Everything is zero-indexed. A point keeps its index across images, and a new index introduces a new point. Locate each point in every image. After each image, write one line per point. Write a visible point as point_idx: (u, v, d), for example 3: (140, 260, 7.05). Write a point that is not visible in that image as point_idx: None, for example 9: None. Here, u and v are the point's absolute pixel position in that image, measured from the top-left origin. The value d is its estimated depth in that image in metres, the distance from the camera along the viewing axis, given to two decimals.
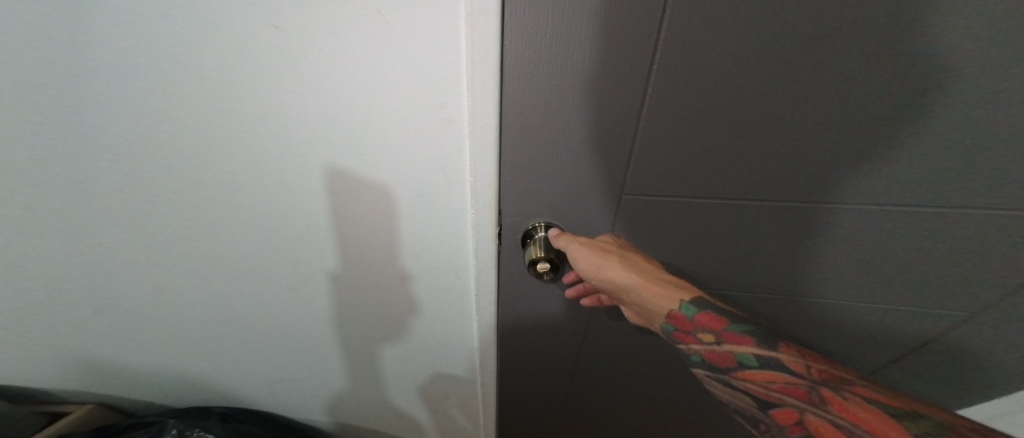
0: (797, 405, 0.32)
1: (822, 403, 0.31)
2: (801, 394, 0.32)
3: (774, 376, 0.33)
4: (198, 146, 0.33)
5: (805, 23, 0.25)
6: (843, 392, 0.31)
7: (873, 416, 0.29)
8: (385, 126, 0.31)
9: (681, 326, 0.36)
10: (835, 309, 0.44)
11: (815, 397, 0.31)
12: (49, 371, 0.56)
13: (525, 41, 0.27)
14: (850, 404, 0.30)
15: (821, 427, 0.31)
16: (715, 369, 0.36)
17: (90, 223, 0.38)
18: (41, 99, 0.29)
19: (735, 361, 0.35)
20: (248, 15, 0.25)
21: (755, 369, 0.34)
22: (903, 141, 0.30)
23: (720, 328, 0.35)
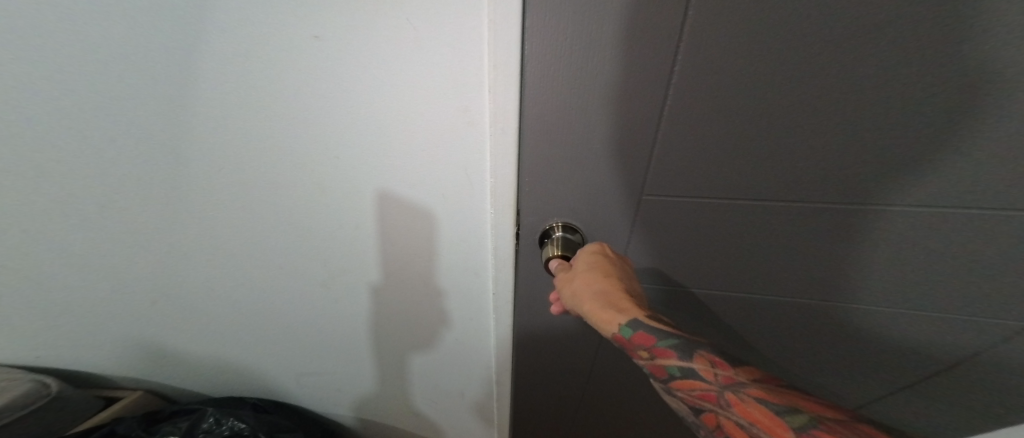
0: (712, 409, 0.30)
1: (729, 406, 0.29)
2: (713, 399, 0.30)
3: (692, 383, 0.31)
4: (240, 150, 0.35)
5: (833, 17, 0.25)
6: (743, 394, 0.29)
7: (771, 420, 0.27)
8: (411, 129, 0.33)
9: (621, 344, 0.33)
10: (877, 318, 0.41)
11: (724, 402, 0.29)
12: (108, 357, 0.61)
13: (545, 46, 0.27)
14: (748, 404, 0.28)
15: (732, 431, 0.29)
16: (654, 381, 0.33)
17: (145, 221, 0.41)
18: (111, 109, 0.33)
19: (666, 373, 0.32)
20: (292, 28, 0.28)
21: (681, 378, 0.31)
22: (944, 137, 0.29)
23: (650, 343, 0.32)
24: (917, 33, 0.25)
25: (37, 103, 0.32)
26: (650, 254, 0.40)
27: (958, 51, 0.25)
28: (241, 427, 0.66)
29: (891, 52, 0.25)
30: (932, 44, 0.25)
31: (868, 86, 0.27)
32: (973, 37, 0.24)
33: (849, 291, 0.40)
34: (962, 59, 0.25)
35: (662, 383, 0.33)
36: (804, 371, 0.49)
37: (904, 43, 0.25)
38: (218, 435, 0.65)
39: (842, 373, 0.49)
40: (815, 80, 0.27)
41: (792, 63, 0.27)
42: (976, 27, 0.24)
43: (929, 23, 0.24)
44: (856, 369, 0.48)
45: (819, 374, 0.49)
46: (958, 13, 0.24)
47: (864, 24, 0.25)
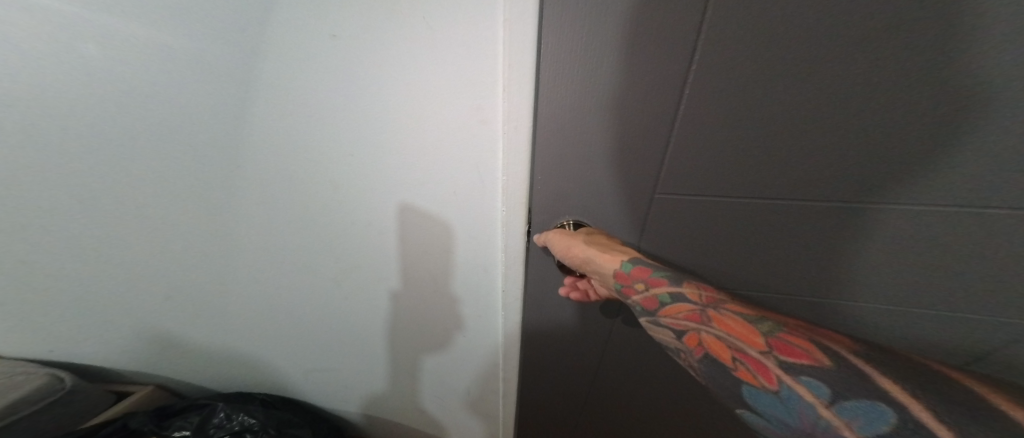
0: (695, 327, 0.33)
1: (710, 321, 0.33)
2: (697, 318, 0.33)
3: (680, 307, 0.34)
4: (256, 148, 0.36)
5: (844, 15, 0.25)
6: (722, 311, 0.33)
7: (746, 330, 0.31)
8: (425, 127, 0.33)
9: (623, 282, 0.36)
10: (894, 331, 0.40)
11: (707, 319, 0.33)
12: (119, 352, 0.62)
13: (560, 44, 0.28)
14: (726, 318, 0.32)
15: (711, 345, 0.32)
16: (651, 314, 0.36)
17: (160, 218, 0.42)
18: (128, 106, 0.33)
19: (659, 302, 0.35)
20: (311, 28, 0.28)
21: (670, 304, 0.35)
22: (963, 136, 0.28)
23: (646, 276, 0.35)
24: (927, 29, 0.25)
25: (58, 101, 0.33)
26: (661, 252, 0.40)
27: (967, 49, 0.25)
28: (252, 422, 0.66)
29: (906, 48, 0.26)
30: (943, 41, 0.25)
31: (878, 85, 0.27)
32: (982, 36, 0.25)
33: (859, 289, 0.40)
34: (970, 57, 0.26)
35: (654, 314, 0.35)
36: None
37: (916, 39, 0.25)
38: (229, 429, 0.66)
39: None
40: (826, 79, 0.27)
41: (804, 61, 0.27)
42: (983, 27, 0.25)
43: (935, 23, 0.25)
44: None
45: None
46: (967, 12, 0.24)
47: (872, 23, 0.25)
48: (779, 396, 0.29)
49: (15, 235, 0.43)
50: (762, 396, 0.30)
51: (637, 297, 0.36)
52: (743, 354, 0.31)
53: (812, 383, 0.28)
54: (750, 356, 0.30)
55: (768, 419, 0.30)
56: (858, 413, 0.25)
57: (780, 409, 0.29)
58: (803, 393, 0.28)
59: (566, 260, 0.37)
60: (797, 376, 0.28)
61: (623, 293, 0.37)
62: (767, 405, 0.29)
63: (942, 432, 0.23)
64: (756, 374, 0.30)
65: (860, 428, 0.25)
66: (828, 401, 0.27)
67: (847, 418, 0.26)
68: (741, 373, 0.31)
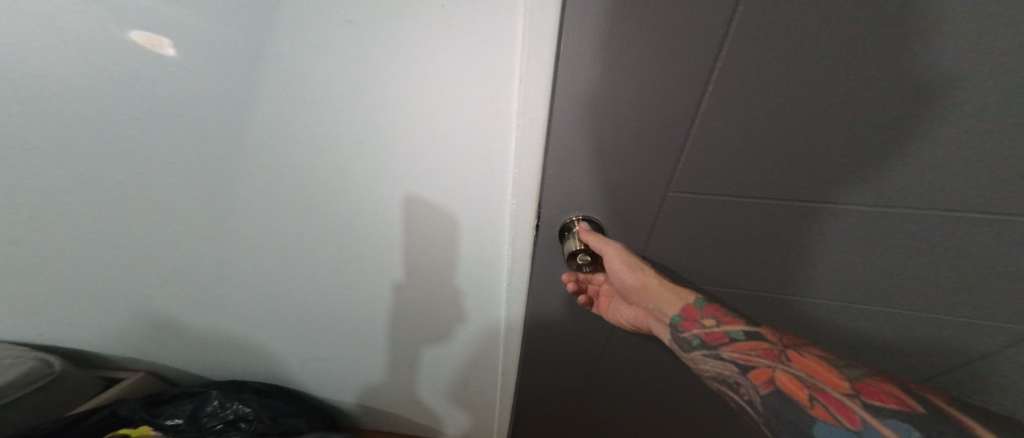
0: (770, 364, 0.35)
1: (787, 360, 0.35)
2: (773, 356, 0.36)
3: (755, 345, 0.37)
4: (261, 132, 0.35)
5: (869, 20, 0.25)
6: (804, 355, 0.36)
7: (826, 373, 0.33)
8: (438, 117, 0.33)
9: (687, 315, 0.40)
10: (868, 313, 0.44)
11: (783, 358, 0.35)
12: (110, 336, 0.61)
13: (582, 36, 0.27)
14: (808, 360, 0.35)
15: (784, 380, 0.34)
16: (711, 348, 0.38)
17: (157, 200, 0.41)
18: (128, 84, 0.32)
19: (729, 338, 0.38)
20: (325, 10, 0.27)
21: (744, 341, 0.38)
22: (961, 143, 0.30)
23: (719, 313, 0.40)
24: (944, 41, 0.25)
25: (52, 77, 0.32)
26: (668, 248, 0.41)
27: (980, 59, 0.26)
28: (247, 411, 0.66)
29: (921, 55, 0.26)
30: (957, 52, 0.26)
31: (889, 91, 0.28)
32: (998, 47, 0.25)
33: (850, 287, 0.41)
34: (982, 66, 0.26)
35: (717, 347, 0.38)
36: None
37: (931, 48, 0.26)
38: (223, 418, 0.65)
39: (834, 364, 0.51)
40: (842, 82, 0.28)
41: (824, 64, 0.27)
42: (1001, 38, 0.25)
43: (950, 35, 0.25)
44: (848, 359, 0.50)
45: None
46: (988, 21, 0.24)
47: (895, 30, 0.25)
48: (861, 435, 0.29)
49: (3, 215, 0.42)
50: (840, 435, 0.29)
51: (700, 331, 0.39)
52: (821, 392, 0.32)
53: (897, 425, 0.28)
54: (824, 391, 0.32)
55: None
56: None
57: None
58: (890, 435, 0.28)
59: (627, 276, 0.40)
60: (883, 419, 0.29)
61: (683, 327, 0.40)
62: None
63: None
64: (836, 412, 0.30)
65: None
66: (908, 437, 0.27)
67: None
68: (817, 411, 0.31)
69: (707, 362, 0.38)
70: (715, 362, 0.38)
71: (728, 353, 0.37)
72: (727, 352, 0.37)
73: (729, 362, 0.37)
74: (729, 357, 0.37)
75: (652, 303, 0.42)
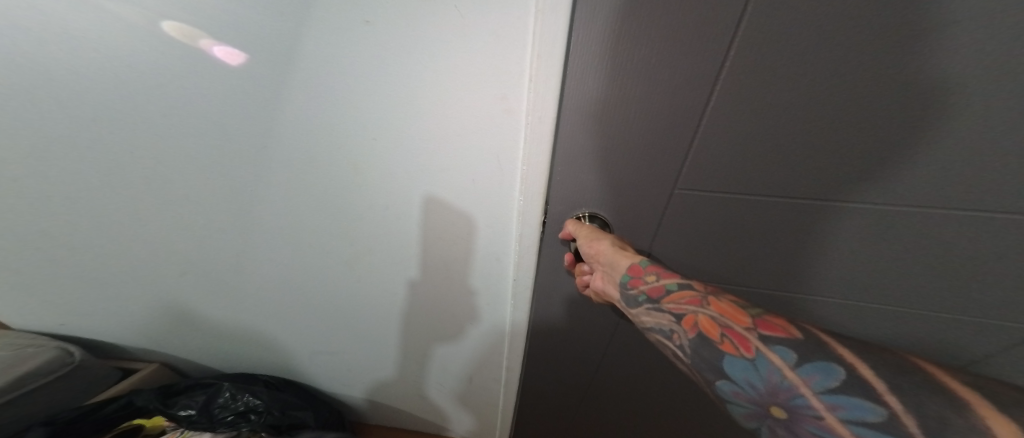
0: (694, 309, 0.33)
1: (708, 305, 0.32)
2: (698, 301, 0.33)
3: (684, 294, 0.34)
4: (277, 129, 0.36)
5: (875, 20, 0.25)
6: (720, 297, 0.33)
7: (734, 309, 0.32)
8: (449, 114, 0.33)
9: (634, 273, 0.36)
10: (875, 313, 0.44)
11: (704, 302, 0.33)
12: (129, 327, 0.63)
13: (592, 36, 0.28)
14: (722, 302, 0.32)
15: (706, 323, 0.31)
16: (652, 301, 0.35)
17: (177, 195, 0.42)
18: (156, 84, 0.34)
19: (663, 289, 0.35)
20: (344, 11, 0.28)
21: (675, 291, 0.35)
22: (969, 143, 0.30)
23: (660, 269, 0.37)
24: (955, 39, 0.25)
25: (87, 79, 0.34)
26: (674, 246, 0.41)
27: (991, 57, 0.26)
28: (257, 403, 0.67)
29: (931, 53, 0.26)
30: (970, 51, 0.26)
31: (897, 90, 0.28)
32: (1009, 44, 0.25)
33: (858, 286, 0.41)
34: (994, 64, 0.26)
35: (656, 300, 0.35)
36: None
37: (941, 46, 0.26)
38: (234, 410, 0.67)
39: None
40: (849, 81, 0.28)
41: (830, 63, 0.27)
42: (1011, 36, 0.25)
43: (961, 35, 0.25)
44: None
45: None
46: (998, 19, 0.24)
47: (903, 29, 0.25)
48: (755, 363, 0.28)
49: (41, 208, 0.45)
50: (741, 366, 0.29)
51: (644, 287, 0.36)
52: (729, 328, 0.30)
53: (781, 350, 0.28)
54: (736, 331, 0.30)
55: (740, 390, 0.28)
56: (820, 375, 0.26)
57: (752, 376, 0.28)
58: (778, 362, 0.27)
59: (583, 246, 0.37)
60: (770, 346, 0.28)
61: (630, 285, 0.36)
62: (740, 372, 0.29)
63: (888, 395, 0.24)
64: (738, 345, 0.29)
65: (818, 386, 0.26)
66: (794, 364, 0.27)
67: (813, 382, 0.26)
68: (725, 346, 0.30)
69: (647, 315, 0.35)
70: (656, 315, 0.35)
71: (666, 305, 0.34)
72: (666, 304, 0.34)
73: (668, 314, 0.34)
74: (671, 310, 0.34)
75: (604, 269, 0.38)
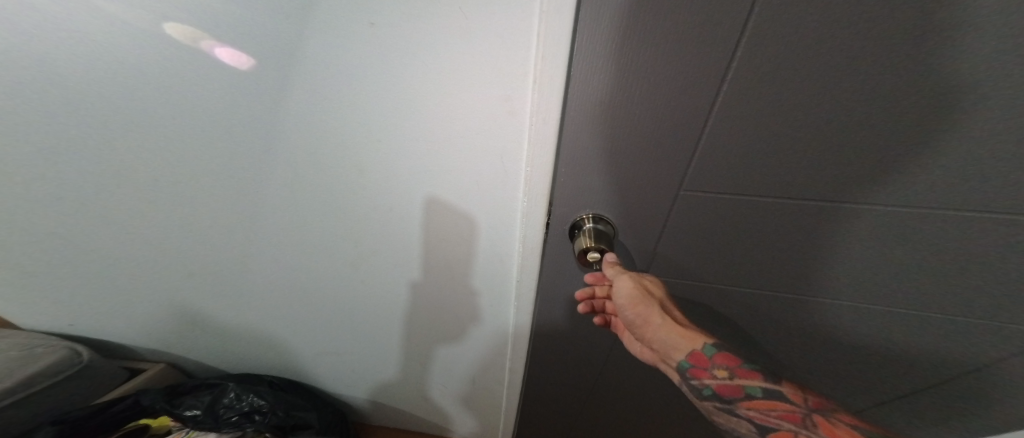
0: (791, 428, 0.36)
1: (812, 426, 0.36)
2: (796, 419, 0.37)
3: (774, 404, 0.38)
4: (283, 130, 0.36)
5: (885, 17, 0.25)
6: (821, 414, 0.37)
7: (853, 437, 0.35)
8: (453, 116, 0.33)
9: (698, 364, 0.40)
10: (883, 315, 0.43)
11: (804, 421, 0.36)
12: (136, 327, 0.64)
13: (596, 36, 0.27)
14: (832, 424, 0.36)
15: None
16: (725, 401, 0.39)
17: (183, 197, 0.43)
18: (163, 86, 0.34)
19: (745, 393, 0.38)
20: (350, 13, 0.28)
21: (762, 399, 0.38)
22: (981, 140, 0.29)
23: (733, 364, 0.39)
24: (966, 35, 0.25)
25: (95, 81, 0.34)
26: (680, 247, 0.41)
27: (1003, 54, 0.25)
28: (262, 403, 0.67)
29: (943, 50, 0.26)
30: (981, 47, 0.25)
31: (908, 87, 0.27)
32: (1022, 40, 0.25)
33: (867, 288, 0.41)
34: (1004, 61, 0.26)
35: (739, 407, 0.38)
36: (813, 361, 0.51)
37: (952, 43, 0.25)
38: (239, 410, 0.67)
39: (850, 366, 0.50)
40: (858, 80, 0.27)
41: (840, 61, 0.27)
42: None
43: (973, 31, 0.25)
44: (864, 361, 0.49)
45: (827, 365, 0.51)
46: (1009, 15, 0.24)
47: (913, 26, 0.25)
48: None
49: (51, 210, 0.45)
50: None
51: (712, 383, 0.39)
52: None
53: None
54: None
55: None
56: None
57: None
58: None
59: (629, 315, 0.41)
60: None
61: (694, 376, 0.40)
62: None
63: None
64: None
65: None
66: None
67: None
68: None
69: (721, 415, 0.40)
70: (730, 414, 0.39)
71: (744, 408, 0.38)
72: (744, 407, 0.38)
73: (744, 419, 0.38)
74: (743, 406, 0.38)
75: (658, 343, 0.41)
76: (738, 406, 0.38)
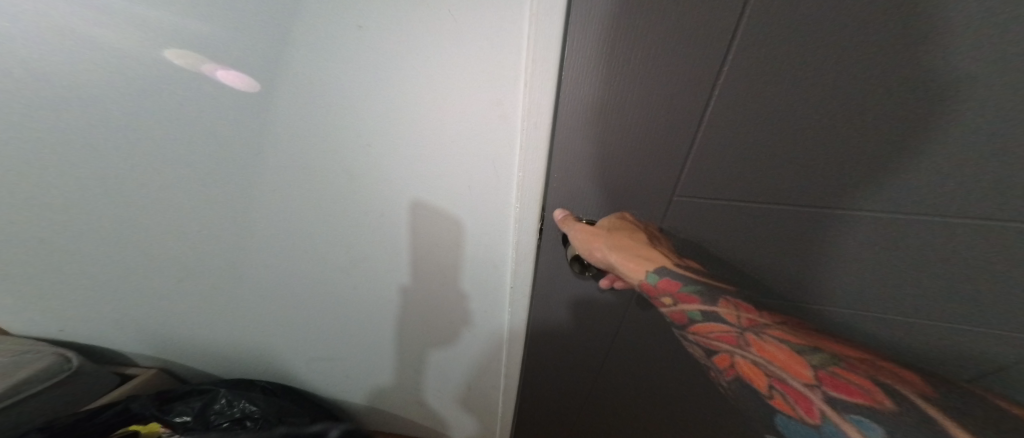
0: (730, 350, 0.35)
1: (748, 346, 0.34)
2: (733, 340, 0.35)
3: (715, 327, 0.36)
4: (270, 134, 0.36)
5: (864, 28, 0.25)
6: (765, 336, 0.34)
7: (787, 356, 0.33)
8: (443, 121, 0.33)
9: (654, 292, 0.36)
10: (890, 327, 0.42)
11: (745, 344, 0.35)
12: (126, 333, 0.63)
13: (588, 38, 0.27)
14: (768, 344, 0.34)
15: (745, 367, 0.34)
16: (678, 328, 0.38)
17: (171, 204, 0.43)
18: (147, 93, 0.34)
19: (688, 318, 0.36)
20: (339, 17, 0.28)
21: (703, 324, 0.36)
22: (985, 144, 0.28)
23: (674, 290, 0.36)
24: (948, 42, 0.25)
25: (80, 90, 0.34)
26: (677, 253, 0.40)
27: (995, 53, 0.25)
28: (253, 409, 0.67)
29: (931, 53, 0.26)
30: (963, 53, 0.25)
31: (892, 94, 0.27)
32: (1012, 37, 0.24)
33: (870, 297, 0.40)
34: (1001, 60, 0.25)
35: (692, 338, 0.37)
36: None
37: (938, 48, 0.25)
38: (230, 416, 0.67)
39: None
40: (845, 89, 0.27)
41: (830, 66, 0.26)
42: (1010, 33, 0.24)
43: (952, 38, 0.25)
44: None
45: None
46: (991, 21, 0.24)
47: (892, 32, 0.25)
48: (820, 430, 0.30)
49: (40, 218, 0.45)
50: (797, 427, 0.31)
51: (668, 313, 0.37)
52: (781, 382, 0.32)
53: (864, 424, 0.28)
54: (788, 383, 0.32)
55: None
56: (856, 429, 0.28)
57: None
58: (844, 430, 0.28)
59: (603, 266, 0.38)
60: (849, 416, 0.28)
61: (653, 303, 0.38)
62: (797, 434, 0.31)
63: None
64: (794, 402, 0.31)
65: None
66: (834, 422, 0.29)
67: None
68: (776, 401, 0.32)
69: (685, 344, 0.38)
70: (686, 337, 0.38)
71: (697, 331, 0.37)
72: (698, 335, 0.37)
73: (700, 345, 0.37)
74: (696, 331, 0.37)
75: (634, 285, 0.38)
76: (692, 332, 0.37)
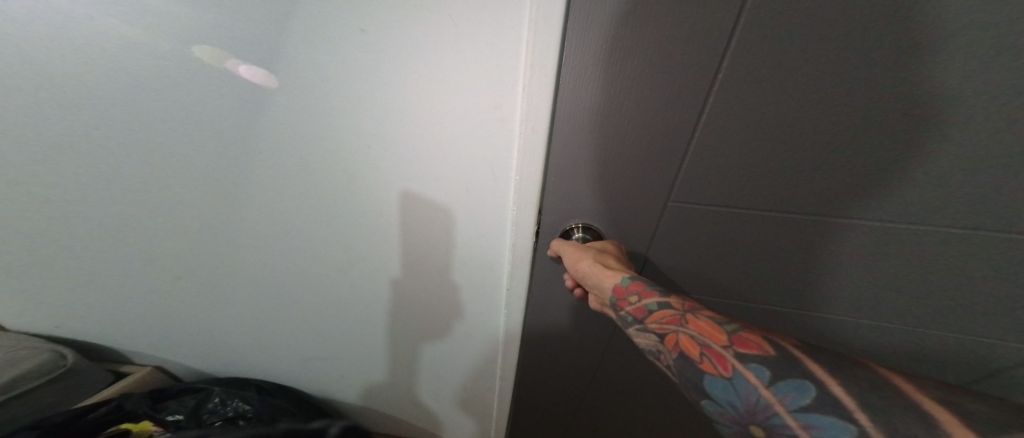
0: (676, 330, 0.30)
1: (686, 324, 0.30)
2: (678, 320, 0.31)
3: (666, 312, 0.32)
4: (271, 133, 0.36)
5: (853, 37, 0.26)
6: (698, 314, 0.31)
7: (712, 327, 0.29)
8: (442, 123, 0.33)
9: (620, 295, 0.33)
10: (875, 328, 0.43)
11: (684, 321, 0.30)
12: (122, 331, 0.63)
13: (585, 43, 0.28)
14: (701, 319, 0.30)
15: (686, 345, 0.29)
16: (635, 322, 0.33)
17: (171, 202, 0.43)
18: (151, 92, 0.34)
19: (646, 309, 0.32)
20: (342, 19, 0.29)
21: (658, 311, 0.32)
22: (968, 150, 0.29)
23: (641, 289, 0.33)
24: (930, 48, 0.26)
25: (84, 88, 0.34)
26: (672, 258, 0.40)
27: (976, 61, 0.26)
28: (247, 408, 0.67)
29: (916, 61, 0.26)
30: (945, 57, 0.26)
31: (879, 101, 0.28)
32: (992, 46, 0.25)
33: (856, 300, 0.41)
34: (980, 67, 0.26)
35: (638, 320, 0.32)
36: None
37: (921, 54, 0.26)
38: (223, 415, 0.67)
39: None
40: (834, 96, 0.28)
41: (820, 72, 0.27)
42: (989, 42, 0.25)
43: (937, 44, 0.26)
44: None
45: None
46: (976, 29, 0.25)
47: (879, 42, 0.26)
48: (732, 383, 0.27)
49: (39, 215, 0.45)
50: (721, 387, 0.27)
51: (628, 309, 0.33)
52: (716, 352, 0.28)
53: (756, 368, 0.27)
54: (714, 349, 0.28)
55: (722, 410, 0.27)
56: (794, 393, 0.25)
57: (732, 396, 0.27)
58: (754, 381, 0.26)
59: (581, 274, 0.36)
60: (747, 363, 0.27)
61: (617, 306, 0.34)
62: (720, 392, 0.27)
63: None
64: (717, 364, 0.28)
65: (792, 405, 0.25)
66: (769, 383, 0.26)
67: (789, 400, 0.25)
68: (704, 366, 0.28)
69: (636, 336, 0.33)
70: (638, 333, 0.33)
71: (654, 321, 0.32)
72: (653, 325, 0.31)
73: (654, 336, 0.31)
74: (651, 320, 0.32)
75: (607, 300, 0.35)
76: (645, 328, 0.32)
